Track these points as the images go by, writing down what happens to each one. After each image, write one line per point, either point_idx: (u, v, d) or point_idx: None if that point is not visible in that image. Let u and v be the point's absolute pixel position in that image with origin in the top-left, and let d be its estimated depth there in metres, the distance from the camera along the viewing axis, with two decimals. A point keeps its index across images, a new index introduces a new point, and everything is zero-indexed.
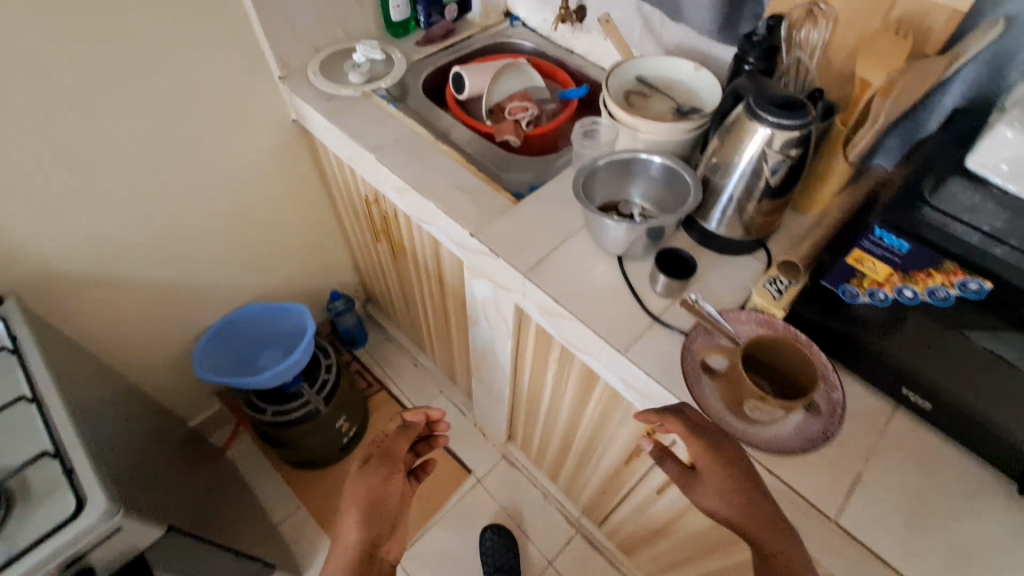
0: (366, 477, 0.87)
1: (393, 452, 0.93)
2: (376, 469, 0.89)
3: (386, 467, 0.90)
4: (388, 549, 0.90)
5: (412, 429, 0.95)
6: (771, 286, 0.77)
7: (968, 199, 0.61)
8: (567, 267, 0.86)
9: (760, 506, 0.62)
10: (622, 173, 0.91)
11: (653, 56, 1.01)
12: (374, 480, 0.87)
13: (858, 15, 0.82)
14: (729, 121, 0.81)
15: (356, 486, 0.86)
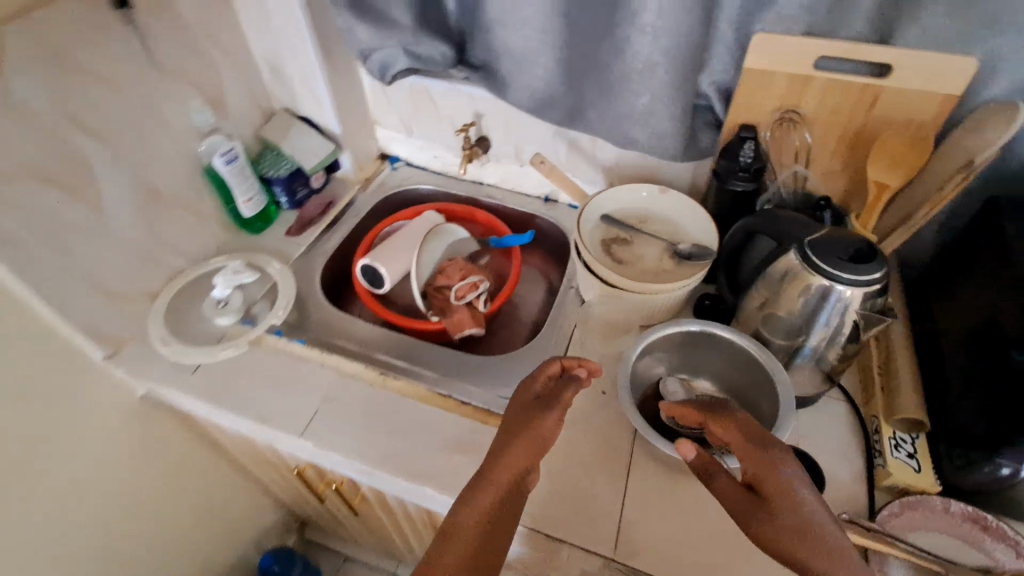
0: (524, 439, 0.56)
1: (549, 404, 0.59)
2: (534, 426, 0.57)
3: (542, 418, 0.58)
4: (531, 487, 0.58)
5: (578, 380, 0.62)
6: (898, 449, 0.65)
7: None
8: (656, 518, 0.64)
9: (812, 539, 0.42)
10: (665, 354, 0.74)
11: (609, 189, 0.83)
12: (535, 441, 0.56)
13: (839, 113, 0.72)
14: (774, 272, 0.67)
15: (517, 447, 0.56)
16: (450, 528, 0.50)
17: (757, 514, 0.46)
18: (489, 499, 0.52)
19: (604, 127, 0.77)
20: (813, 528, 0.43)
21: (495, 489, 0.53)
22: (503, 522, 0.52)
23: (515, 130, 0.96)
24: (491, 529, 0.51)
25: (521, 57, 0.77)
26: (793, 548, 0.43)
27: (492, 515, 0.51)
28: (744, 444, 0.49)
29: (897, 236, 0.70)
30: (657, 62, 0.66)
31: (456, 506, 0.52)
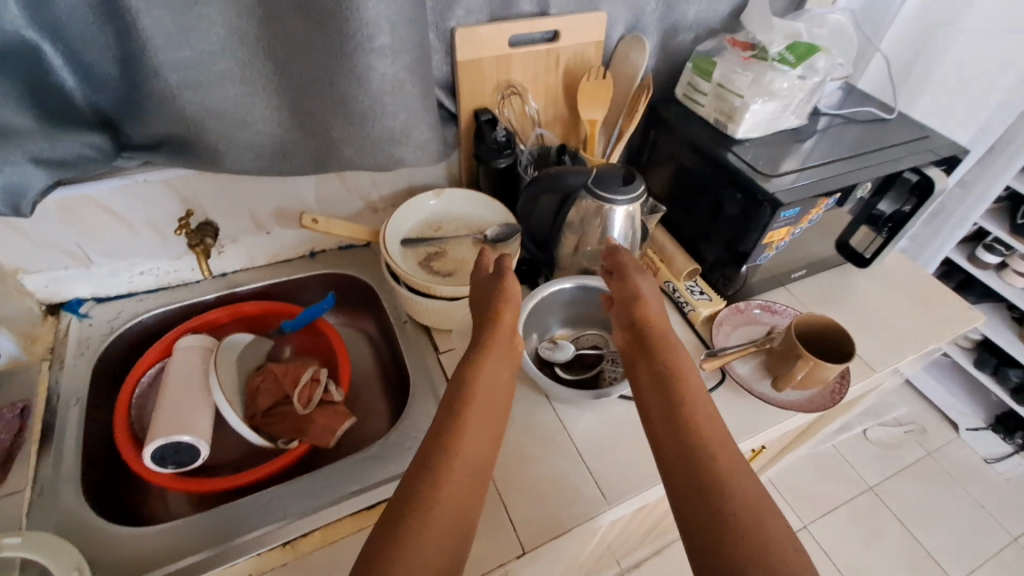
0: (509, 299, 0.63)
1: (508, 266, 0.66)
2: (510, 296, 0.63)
3: (509, 276, 0.65)
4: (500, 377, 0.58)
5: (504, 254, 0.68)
6: (694, 293, 0.88)
7: (766, 153, 0.81)
8: (612, 452, 0.73)
9: (692, 382, 0.57)
10: (532, 323, 0.80)
11: (395, 213, 0.81)
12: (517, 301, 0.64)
13: (538, 77, 0.85)
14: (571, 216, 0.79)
15: (499, 326, 0.61)
16: (461, 401, 0.54)
17: (651, 349, 0.61)
18: (496, 353, 0.59)
19: (363, 160, 0.73)
20: (685, 363, 0.59)
21: (492, 359, 0.58)
22: (501, 384, 0.57)
23: (244, 201, 0.81)
24: (490, 390, 0.56)
25: (233, 116, 0.66)
26: (672, 374, 0.58)
27: (494, 371, 0.58)
28: (651, 295, 0.67)
29: (615, 153, 0.89)
30: (397, 80, 0.65)
31: (465, 392, 0.55)
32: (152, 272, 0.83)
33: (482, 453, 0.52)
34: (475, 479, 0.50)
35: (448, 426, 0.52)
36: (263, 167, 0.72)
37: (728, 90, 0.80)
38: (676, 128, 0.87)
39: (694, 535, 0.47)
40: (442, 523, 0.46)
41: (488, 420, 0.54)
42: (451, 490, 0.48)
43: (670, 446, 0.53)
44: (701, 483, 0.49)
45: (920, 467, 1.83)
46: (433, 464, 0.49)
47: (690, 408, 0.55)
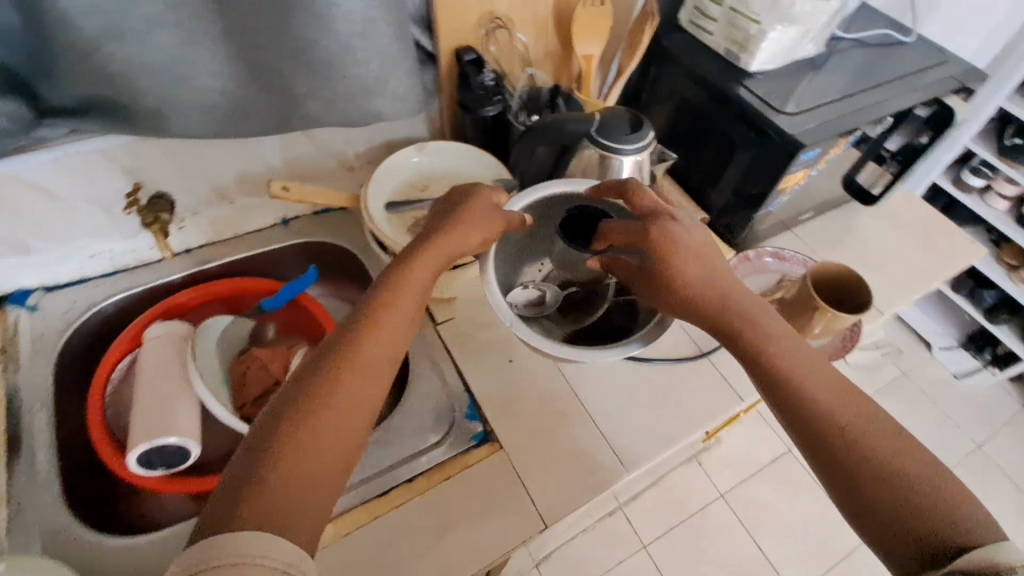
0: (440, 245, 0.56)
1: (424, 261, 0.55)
2: (455, 234, 0.57)
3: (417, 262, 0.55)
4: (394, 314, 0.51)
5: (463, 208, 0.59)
6: None
7: (781, 87, 0.74)
8: (624, 418, 0.70)
9: (782, 339, 0.51)
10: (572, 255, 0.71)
11: (374, 177, 0.73)
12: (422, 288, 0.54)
13: (526, 7, 0.74)
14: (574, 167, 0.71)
15: (388, 313, 0.51)
16: (314, 389, 0.45)
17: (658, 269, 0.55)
18: (401, 304, 0.52)
19: (334, 115, 0.63)
20: (767, 318, 0.52)
21: (399, 307, 0.52)
22: (371, 374, 0.48)
23: (201, 167, 0.71)
24: (357, 383, 0.46)
25: (174, 70, 0.54)
26: (772, 338, 0.51)
27: (401, 321, 0.52)
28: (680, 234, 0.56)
29: (612, 96, 0.81)
30: (366, 17, 0.55)
31: (328, 375, 0.46)
32: (104, 254, 0.74)
33: (325, 444, 0.43)
34: (349, 427, 0.45)
35: (323, 379, 0.46)
36: (220, 129, 0.62)
37: (744, 15, 0.71)
38: (682, 61, 0.78)
39: (864, 524, 0.42)
40: (300, 474, 0.41)
41: (342, 414, 0.45)
42: (287, 479, 0.40)
43: (788, 404, 0.48)
44: (862, 469, 0.43)
45: (893, 386, 1.90)
46: (268, 447, 0.41)
47: (784, 364, 0.49)
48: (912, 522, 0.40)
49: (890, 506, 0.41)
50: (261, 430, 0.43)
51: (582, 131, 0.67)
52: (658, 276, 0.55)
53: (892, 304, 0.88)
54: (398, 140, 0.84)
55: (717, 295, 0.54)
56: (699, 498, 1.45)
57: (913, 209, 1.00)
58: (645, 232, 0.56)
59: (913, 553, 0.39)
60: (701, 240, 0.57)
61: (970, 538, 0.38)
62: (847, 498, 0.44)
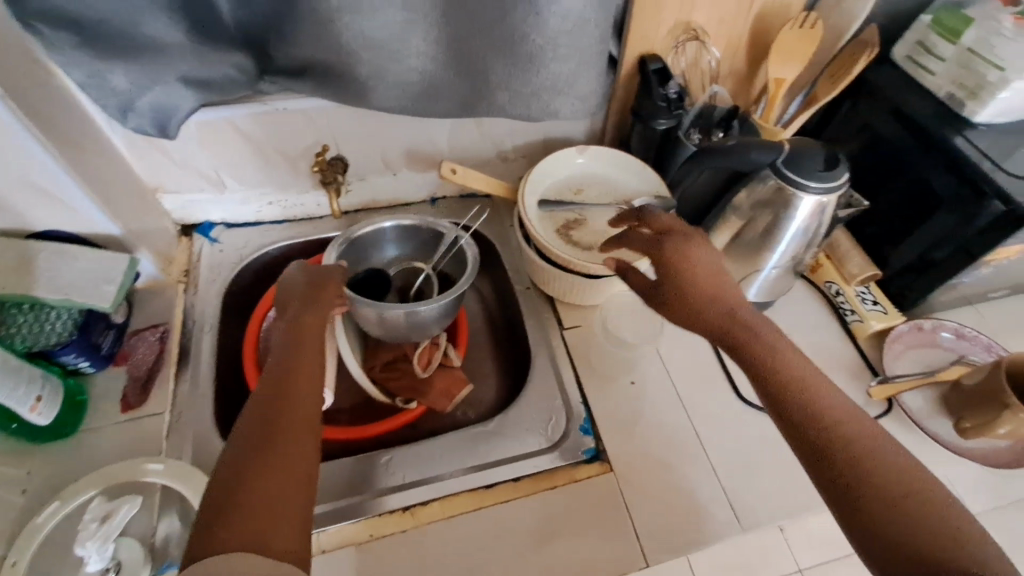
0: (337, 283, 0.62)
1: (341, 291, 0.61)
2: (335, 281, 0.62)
3: (321, 300, 0.59)
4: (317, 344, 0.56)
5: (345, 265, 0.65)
6: (865, 303, 0.75)
7: (1012, 144, 0.64)
8: (748, 472, 0.65)
9: (792, 352, 0.47)
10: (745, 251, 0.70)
11: (534, 171, 0.73)
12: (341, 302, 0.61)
13: (725, 21, 0.70)
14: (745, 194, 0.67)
15: (306, 330, 0.56)
16: (265, 424, 0.45)
17: (691, 306, 0.52)
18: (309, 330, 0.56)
19: (514, 108, 0.64)
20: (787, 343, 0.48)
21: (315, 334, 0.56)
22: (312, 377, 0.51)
23: (377, 139, 0.76)
24: (307, 379, 0.51)
25: (388, 48, 0.58)
26: (800, 384, 0.45)
27: (315, 343, 0.55)
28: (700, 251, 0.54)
29: (794, 128, 0.75)
30: (579, 17, 0.55)
31: (268, 405, 0.47)
32: (279, 203, 0.81)
33: (290, 458, 0.44)
34: (303, 435, 0.46)
35: (269, 408, 0.47)
36: (408, 108, 0.65)
37: (983, 58, 0.62)
38: (888, 99, 0.70)
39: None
40: (269, 488, 0.41)
41: (297, 419, 0.47)
42: (267, 479, 0.41)
43: (816, 452, 0.42)
44: (895, 527, 0.37)
45: None
46: (237, 460, 0.42)
47: (838, 414, 0.43)
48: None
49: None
50: (214, 487, 0.41)
51: (767, 162, 0.62)
52: (674, 283, 0.53)
53: None
54: (556, 140, 0.84)
55: (722, 322, 0.50)
56: None
57: None
58: (664, 250, 0.55)
59: None
60: (713, 254, 0.54)
61: None
62: (882, 553, 0.37)
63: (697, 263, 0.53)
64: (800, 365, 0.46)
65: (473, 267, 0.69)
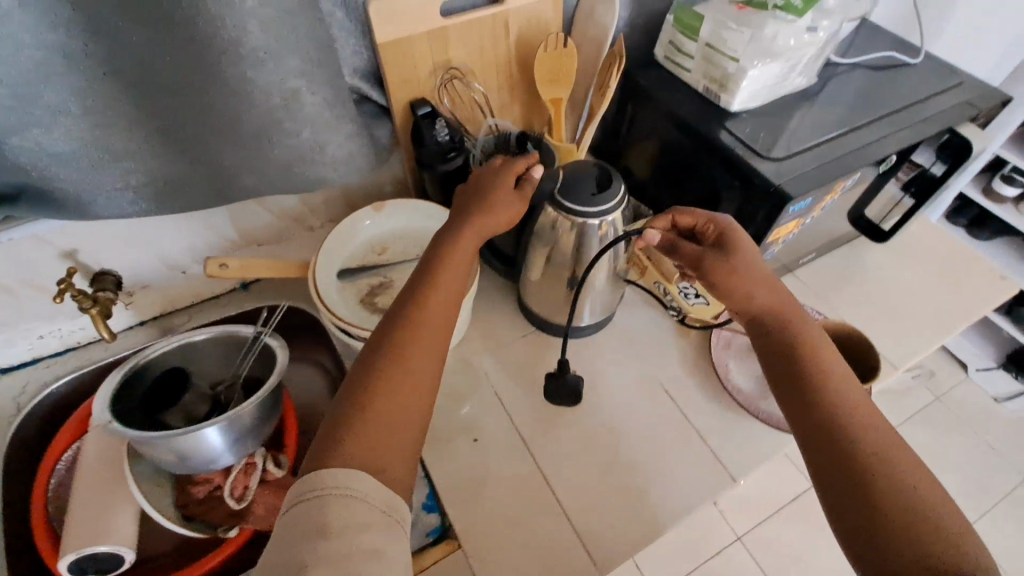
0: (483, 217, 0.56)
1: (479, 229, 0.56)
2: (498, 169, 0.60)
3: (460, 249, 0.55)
4: (444, 304, 0.53)
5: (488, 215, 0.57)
6: (688, 297, 0.76)
7: (769, 126, 0.67)
8: (604, 505, 0.64)
9: (846, 376, 0.51)
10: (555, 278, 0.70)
11: (325, 241, 0.68)
12: (478, 238, 0.57)
13: (483, 51, 0.68)
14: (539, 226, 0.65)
15: (443, 290, 0.54)
16: (374, 389, 0.47)
17: (773, 330, 0.54)
18: (441, 290, 0.53)
19: (273, 186, 0.59)
20: (835, 354, 0.52)
21: (435, 302, 0.52)
22: (444, 308, 0.52)
23: (144, 240, 0.68)
24: (441, 310, 0.52)
25: (92, 157, 0.50)
26: (840, 379, 0.50)
27: (444, 299, 0.53)
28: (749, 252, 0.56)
29: (586, 140, 0.73)
30: (287, 89, 0.49)
31: (380, 377, 0.48)
32: (54, 334, 0.71)
33: (389, 430, 0.46)
34: (407, 411, 0.47)
35: (380, 377, 0.48)
36: (153, 209, 0.58)
37: (720, 52, 0.64)
38: (658, 100, 0.71)
39: (851, 543, 0.44)
40: (363, 459, 0.43)
41: (408, 390, 0.48)
42: (386, 409, 0.46)
43: (824, 423, 0.48)
44: (877, 492, 0.44)
45: (929, 413, 1.63)
46: (358, 390, 0.47)
47: (853, 401, 0.49)
48: (907, 551, 0.41)
49: (900, 542, 0.42)
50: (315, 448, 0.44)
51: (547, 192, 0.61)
52: (711, 266, 0.56)
53: (913, 354, 0.78)
54: (360, 196, 0.79)
55: (782, 308, 0.55)
56: (716, 541, 1.35)
57: (933, 240, 0.90)
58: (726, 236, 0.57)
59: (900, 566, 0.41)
60: (766, 271, 0.56)
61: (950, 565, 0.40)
62: (853, 523, 0.44)
63: (739, 262, 0.55)
64: (852, 387, 0.51)
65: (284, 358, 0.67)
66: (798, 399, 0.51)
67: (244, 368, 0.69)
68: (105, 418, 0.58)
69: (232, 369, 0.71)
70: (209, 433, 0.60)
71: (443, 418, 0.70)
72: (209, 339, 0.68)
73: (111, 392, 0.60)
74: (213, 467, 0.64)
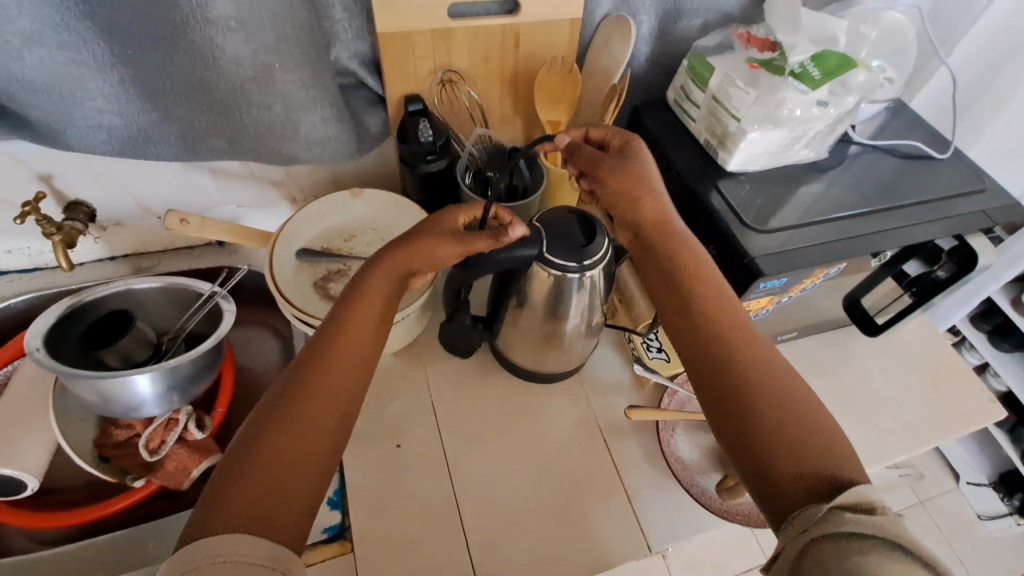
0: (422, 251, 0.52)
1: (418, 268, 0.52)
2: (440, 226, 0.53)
3: (382, 282, 0.51)
4: (360, 341, 0.49)
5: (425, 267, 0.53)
6: (650, 350, 0.74)
7: (764, 194, 0.63)
8: (507, 541, 0.62)
9: (726, 297, 0.51)
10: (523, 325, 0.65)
11: (292, 216, 0.67)
12: (406, 269, 0.52)
13: (488, 59, 0.67)
14: None
15: (361, 325, 0.50)
16: (274, 430, 0.43)
17: (658, 251, 0.54)
18: (360, 325, 0.49)
19: (244, 153, 0.59)
20: (718, 283, 0.52)
21: (354, 335, 0.49)
22: (367, 339, 0.50)
23: (121, 179, 0.68)
24: (359, 346, 0.49)
25: (61, 89, 0.50)
26: (716, 300, 0.51)
27: (359, 334, 0.49)
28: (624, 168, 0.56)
29: None
30: (258, 63, 0.50)
31: (284, 417, 0.44)
32: (22, 251, 0.72)
33: (297, 470, 0.42)
34: (319, 445, 0.44)
35: (281, 413, 0.44)
36: (122, 152, 0.58)
37: (725, 108, 0.61)
38: (658, 145, 0.68)
39: (736, 459, 0.45)
40: (257, 504, 0.39)
41: (317, 429, 0.44)
42: (296, 439, 0.43)
43: (706, 359, 0.49)
44: (752, 418, 0.45)
45: (906, 516, 1.53)
46: (270, 418, 0.43)
47: (732, 327, 0.49)
48: (779, 471, 0.42)
49: (774, 463, 0.42)
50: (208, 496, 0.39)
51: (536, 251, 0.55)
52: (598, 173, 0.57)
53: (872, 463, 0.74)
54: (347, 178, 0.79)
55: (668, 229, 0.55)
56: None
57: (928, 345, 0.85)
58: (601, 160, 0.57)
59: (788, 493, 0.41)
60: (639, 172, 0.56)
61: (830, 479, 0.41)
62: (736, 447, 0.45)
63: (614, 181, 0.56)
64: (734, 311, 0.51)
65: (227, 326, 0.66)
66: (682, 316, 0.51)
67: (190, 324, 0.70)
68: (33, 345, 0.58)
69: (179, 321, 0.71)
70: (135, 380, 0.59)
71: (373, 418, 0.69)
72: (161, 287, 0.69)
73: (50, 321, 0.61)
74: (134, 415, 0.63)
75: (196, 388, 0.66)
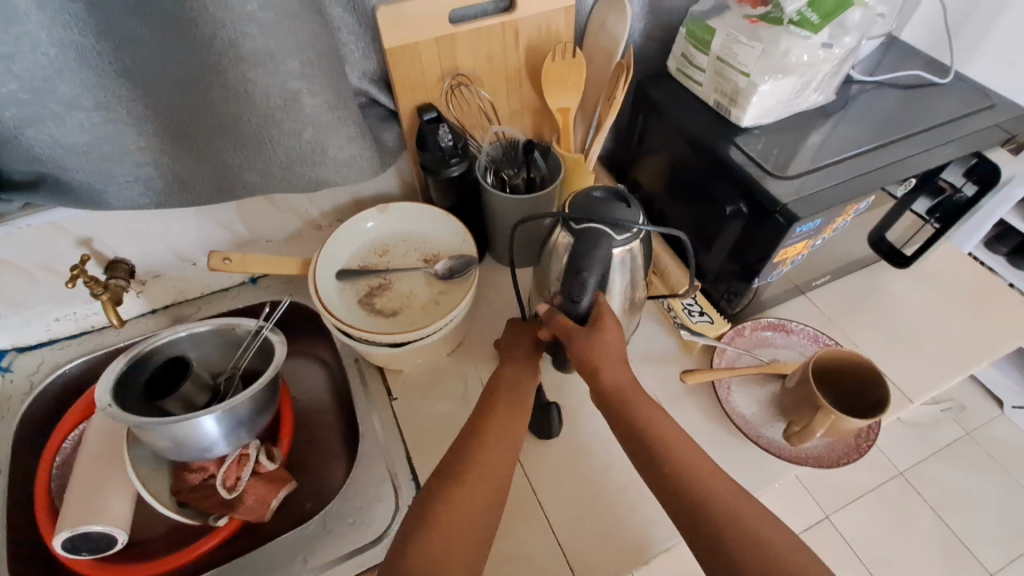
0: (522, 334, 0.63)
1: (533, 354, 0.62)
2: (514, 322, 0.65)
3: (520, 359, 0.61)
4: (512, 411, 0.56)
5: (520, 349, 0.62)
6: (692, 314, 0.75)
7: (781, 144, 0.65)
8: (590, 519, 0.63)
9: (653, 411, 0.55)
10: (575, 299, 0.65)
11: (328, 239, 0.68)
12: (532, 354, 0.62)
13: (492, 58, 0.69)
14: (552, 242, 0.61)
15: (509, 399, 0.57)
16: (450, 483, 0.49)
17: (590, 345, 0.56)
18: (508, 396, 0.57)
19: (277, 184, 0.60)
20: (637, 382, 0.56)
21: (503, 405, 0.57)
22: (511, 421, 0.55)
23: (156, 232, 0.70)
24: (506, 426, 0.55)
25: (104, 149, 0.52)
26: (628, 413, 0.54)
27: (510, 405, 0.57)
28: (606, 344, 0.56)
29: (591, 152, 0.72)
30: (286, 92, 0.51)
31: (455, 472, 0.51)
32: (69, 317, 0.74)
33: (471, 520, 0.47)
34: (489, 500, 0.49)
35: (456, 471, 0.51)
36: (161, 202, 0.60)
37: (730, 66, 0.63)
38: (668, 115, 0.70)
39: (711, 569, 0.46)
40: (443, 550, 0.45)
41: (484, 480, 0.50)
42: (461, 511, 0.48)
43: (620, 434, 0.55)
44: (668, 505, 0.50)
45: (956, 449, 1.52)
46: (443, 486, 0.49)
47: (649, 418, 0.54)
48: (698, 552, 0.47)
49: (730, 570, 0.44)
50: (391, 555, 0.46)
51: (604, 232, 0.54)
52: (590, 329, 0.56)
53: (927, 391, 0.75)
54: (368, 198, 0.80)
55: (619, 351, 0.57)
56: None
57: (957, 269, 0.86)
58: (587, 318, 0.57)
59: None
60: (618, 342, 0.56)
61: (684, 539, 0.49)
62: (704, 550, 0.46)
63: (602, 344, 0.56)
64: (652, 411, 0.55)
65: (280, 358, 0.67)
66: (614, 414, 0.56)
67: (244, 362, 0.71)
68: (104, 402, 0.60)
69: (231, 360, 0.72)
70: (202, 421, 0.61)
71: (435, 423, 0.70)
72: (211, 330, 0.70)
73: (116, 376, 0.62)
74: (207, 456, 0.64)
75: (261, 421, 0.67)
